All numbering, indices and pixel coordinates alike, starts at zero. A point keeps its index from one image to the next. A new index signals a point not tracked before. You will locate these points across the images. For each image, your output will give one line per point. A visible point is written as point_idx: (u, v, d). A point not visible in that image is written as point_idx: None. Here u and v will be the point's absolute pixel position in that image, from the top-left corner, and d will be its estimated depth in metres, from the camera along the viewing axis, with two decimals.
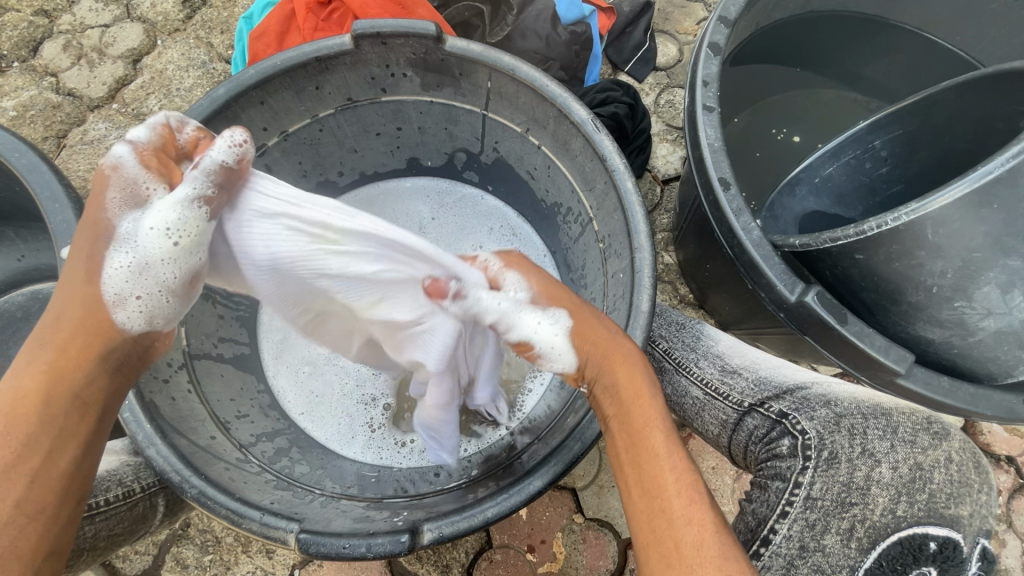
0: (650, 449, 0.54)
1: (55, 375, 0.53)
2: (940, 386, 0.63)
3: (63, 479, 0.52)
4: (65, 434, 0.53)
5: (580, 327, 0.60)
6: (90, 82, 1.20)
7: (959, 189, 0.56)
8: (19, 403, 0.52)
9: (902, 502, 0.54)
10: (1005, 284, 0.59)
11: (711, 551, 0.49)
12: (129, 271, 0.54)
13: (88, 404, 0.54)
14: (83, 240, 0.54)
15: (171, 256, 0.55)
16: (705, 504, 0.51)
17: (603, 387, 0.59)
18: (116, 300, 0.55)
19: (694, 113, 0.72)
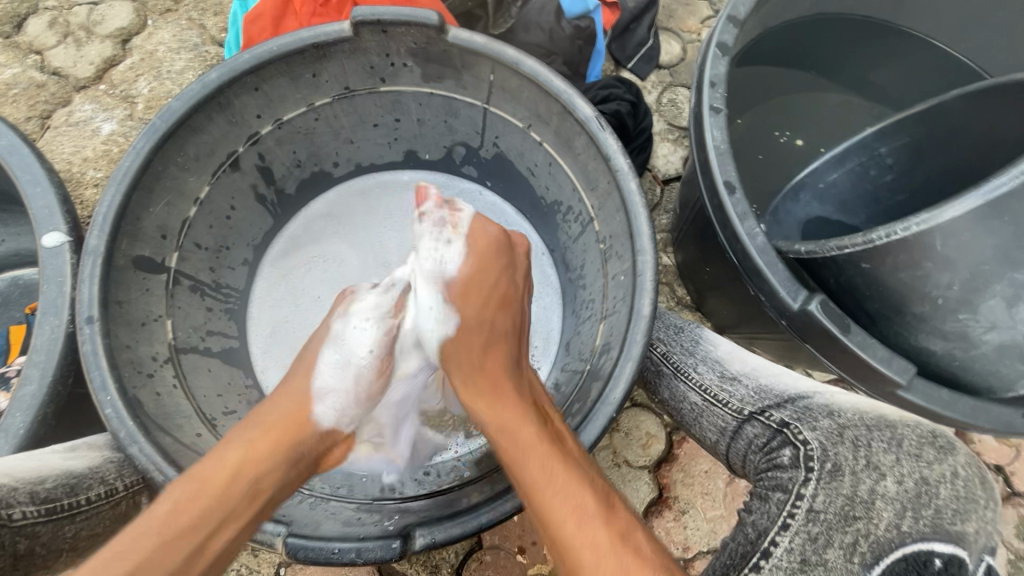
0: (521, 445, 0.58)
1: (251, 455, 0.57)
2: (940, 399, 0.62)
3: (214, 559, 0.53)
4: (228, 519, 0.54)
5: (456, 340, 0.67)
6: (77, 61, 1.16)
7: (972, 201, 0.55)
8: (212, 475, 0.55)
9: (907, 517, 0.53)
10: (1011, 297, 0.58)
11: (584, 528, 0.51)
12: (337, 369, 0.67)
13: (258, 495, 0.56)
14: (310, 345, 0.69)
15: (365, 356, 0.69)
16: (578, 485, 0.54)
17: (483, 394, 0.64)
18: (320, 394, 0.65)
19: (701, 114, 0.71)
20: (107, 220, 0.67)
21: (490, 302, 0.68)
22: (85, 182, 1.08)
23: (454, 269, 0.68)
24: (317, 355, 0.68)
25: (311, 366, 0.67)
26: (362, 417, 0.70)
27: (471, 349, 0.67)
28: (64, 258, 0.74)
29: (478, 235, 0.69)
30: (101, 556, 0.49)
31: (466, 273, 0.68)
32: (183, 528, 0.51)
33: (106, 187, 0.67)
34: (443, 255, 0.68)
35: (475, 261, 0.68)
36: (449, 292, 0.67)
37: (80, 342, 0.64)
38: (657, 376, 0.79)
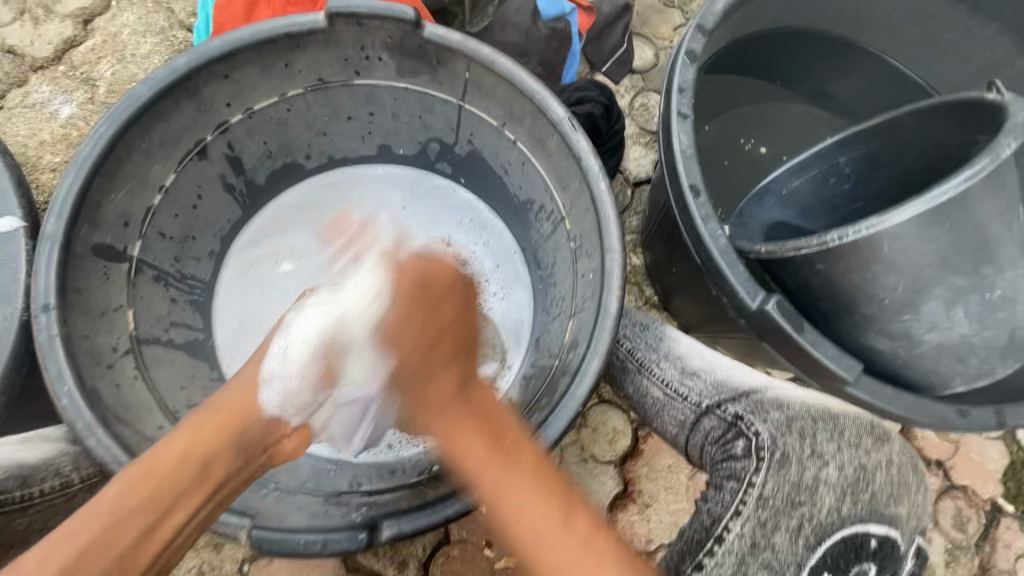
0: (480, 463, 0.55)
1: (199, 443, 0.56)
2: (884, 395, 0.66)
3: (160, 550, 0.50)
4: (178, 503, 0.52)
5: (405, 367, 0.64)
6: (34, 41, 1.11)
7: (917, 206, 0.60)
8: (152, 466, 0.52)
9: (846, 502, 0.58)
10: (951, 299, 0.63)
11: (572, 567, 0.48)
12: (279, 368, 0.65)
13: (209, 478, 0.54)
14: (252, 357, 0.67)
15: (300, 356, 0.66)
16: (550, 519, 0.51)
17: (433, 416, 0.61)
18: (267, 379, 0.63)
19: (669, 119, 0.73)
20: (65, 205, 0.65)
21: (424, 342, 0.64)
22: (41, 167, 1.04)
23: (376, 317, 0.66)
24: (271, 346, 0.67)
25: (262, 355, 0.66)
26: (315, 405, 0.68)
27: (416, 368, 0.64)
28: (19, 244, 0.71)
29: (395, 275, 0.68)
30: (39, 551, 0.46)
31: (390, 314, 0.66)
32: (124, 517, 0.49)
33: (67, 170, 0.65)
34: (359, 307, 0.67)
35: (404, 299, 0.66)
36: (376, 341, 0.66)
37: (35, 331, 0.61)
38: (621, 372, 0.81)
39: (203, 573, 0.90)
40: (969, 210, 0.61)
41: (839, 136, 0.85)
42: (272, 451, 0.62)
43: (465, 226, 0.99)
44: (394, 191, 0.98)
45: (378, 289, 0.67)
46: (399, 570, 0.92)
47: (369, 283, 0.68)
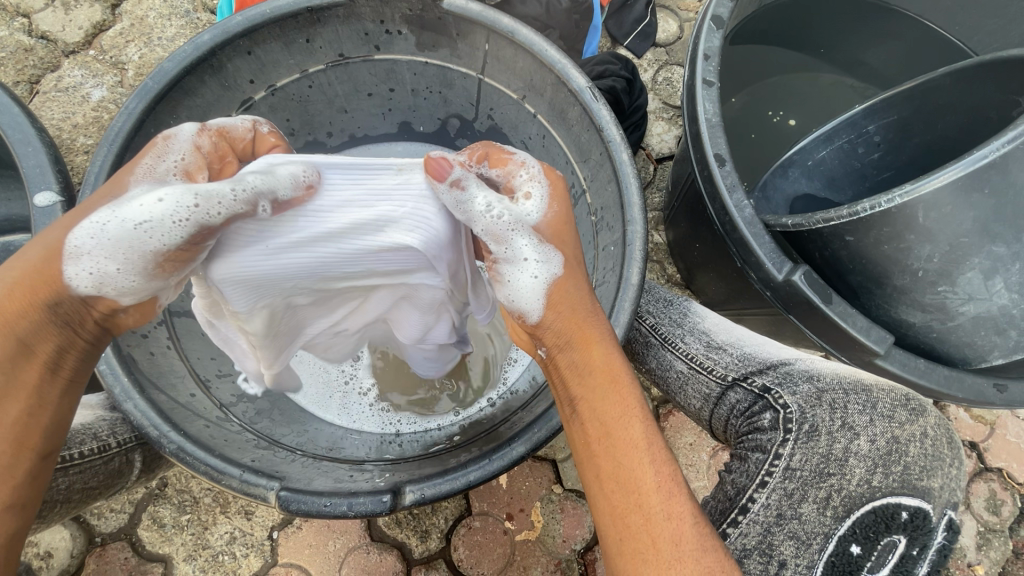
0: (625, 429, 0.51)
1: (0, 318, 0.47)
2: (917, 367, 0.65)
3: (14, 429, 0.48)
4: (11, 383, 0.48)
5: (560, 288, 0.55)
6: (65, 26, 1.14)
7: (954, 172, 0.57)
8: None
9: (878, 473, 0.56)
10: (988, 270, 0.60)
11: (690, 545, 0.48)
12: (99, 230, 0.47)
13: (35, 357, 0.49)
14: (98, 194, 0.50)
15: (152, 231, 0.47)
16: (684, 495, 0.50)
17: (571, 370, 0.54)
18: (74, 253, 0.47)
19: (694, 87, 0.71)
20: (99, 178, 0.65)
21: (581, 291, 0.56)
22: (75, 149, 1.07)
23: (538, 215, 0.57)
24: (92, 208, 0.49)
25: (78, 217, 0.48)
26: (149, 291, 0.50)
27: (572, 318, 0.55)
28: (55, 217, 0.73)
29: (552, 175, 0.58)
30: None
31: (553, 217, 0.58)
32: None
33: (98, 146, 0.66)
34: (522, 204, 0.57)
35: (562, 212, 0.58)
36: (541, 240, 0.55)
37: None
38: (644, 347, 0.80)
39: (236, 538, 0.94)
40: (1013, 175, 0.57)
41: (868, 104, 0.84)
42: (106, 323, 0.52)
43: None
44: None
45: (544, 189, 0.57)
46: (422, 540, 0.95)
47: (539, 187, 0.57)
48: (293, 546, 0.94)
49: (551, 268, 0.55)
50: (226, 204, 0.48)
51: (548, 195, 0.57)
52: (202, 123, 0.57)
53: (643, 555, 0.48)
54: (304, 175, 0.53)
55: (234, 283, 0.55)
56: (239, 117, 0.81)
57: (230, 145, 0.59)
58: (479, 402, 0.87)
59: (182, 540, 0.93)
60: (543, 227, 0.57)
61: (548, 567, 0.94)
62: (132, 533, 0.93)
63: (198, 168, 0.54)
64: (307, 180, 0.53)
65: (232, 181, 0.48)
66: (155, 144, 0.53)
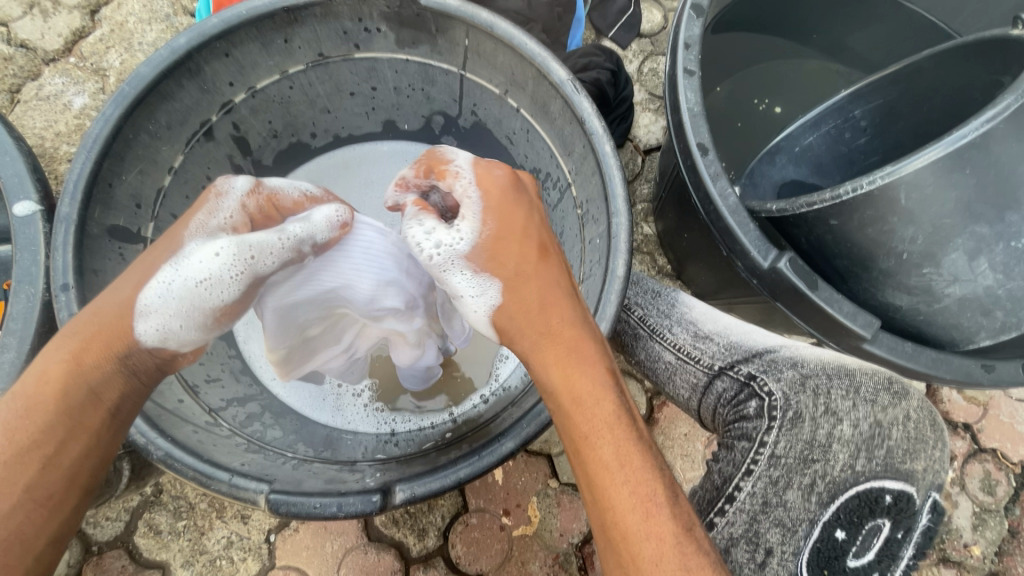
0: (592, 444, 0.49)
1: (78, 365, 0.49)
2: (906, 352, 0.64)
3: (71, 471, 0.49)
4: (79, 427, 0.49)
5: (509, 306, 0.56)
6: (44, 34, 1.13)
7: (932, 154, 0.56)
8: (41, 385, 0.49)
9: (861, 458, 0.57)
10: (972, 250, 0.60)
11: (672, 565, 0.45)
12: (168, 289, 0.53)
13: (102, 403, 0.50)
14: (153, 250, 0.55)
15: (209, 288, 0.54)
16: (664, 514, 0.47)
17: (540, 383, 0.54)
18: (143, 310, 0.52)
19: (675, 76, 0.71)
20: (78, 187, 0.65)
21: (529, 304, 0.55)
22: (58, 157, 1.06)
23: (470, 241, 0.57)
24: (153, 268, 0.53)
25: (144, 276, 0.53)
26: (202, 340, 0.56)
27: (534, 330, 0.55)
28: (37, 227, 0.74)
29: (484, 184, 0.59)
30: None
31: (490, 233, 0.57)
32: (20, 451, 0.47)
33: (76, 154, 0.66)
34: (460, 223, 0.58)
35: (497, 223, 0.57)
36: (476, 267, 0.57)
37: (56, 310, 0.62)
38: (632, 338, 0.80)
39: (233, 543, 0.94)
40: (994, 154, 0.57)
41: (853, 88, 0.83)
42: (166, 367, 0.55)
43: None
44: (400, 167, 0.99)
45: (477, 203, 0.58)
46: (420, 538, 0.95)
47: (469, 198, 0.59)
48: (291, 548, 0.94)
49: (489, 298, 0.57)
50: (274, 254, 0.57)
51: (483, 211, 0.58)
52: (256, 184, 0.61)
53: (624, 571, 0.46)
54: (338, 215, 0.63)
55: (274, 314, 0.65)
56: (219, 120, 0.80)
57: (275, 204, 0.62)
58: (472, 398, 0.87)
59: (179, 546, 0.93)
60: (478, 244, 0.57)
61: (546, 561, 0.95)
62: (129, 540, 0.93)
63: (244, 228, 0.59)
64: (341, 219, 0.63)
65: (276, 232, 0.57)
66: (209, 198, 0.57)
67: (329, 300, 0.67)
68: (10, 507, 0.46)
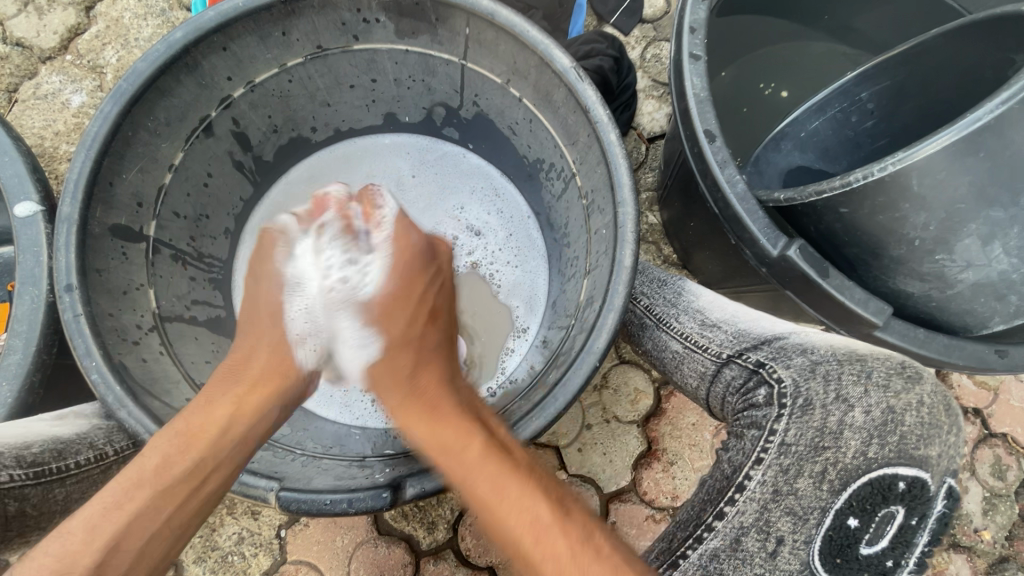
0: (439, 420, 0.59)
1: (241, 381, 0.62)
2: (916, 338, 0.64)
3: (197, 482, 0.54)
4: (212, 442, 0.56)
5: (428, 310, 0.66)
6: (40, 31, 1.12)
7: (946, 138, 0.54)
8: (196, 403, 0.58)
9: (874, 445, 0.56)
10: (986, 235, 0.59)
11: (565, 539, 0.48)
12: (297, 304, 0.68)
13: (232, 418, 0.58)
14: (263, 288, 0.68)
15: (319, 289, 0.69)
16: (534, 495, 0.51)
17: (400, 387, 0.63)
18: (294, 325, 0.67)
19: (681, 62, 0.70)
20: (78, 187, 0.65)
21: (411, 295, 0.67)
22: (58, 157, 1.06)
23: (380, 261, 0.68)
24: (274, 294, 0.68)
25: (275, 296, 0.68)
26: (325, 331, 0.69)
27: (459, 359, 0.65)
28: (39, 227, 0.74)
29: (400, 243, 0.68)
30: (82, 516, 0.51)
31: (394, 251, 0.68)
32: (178, 473, 0.53)
33: (76, 152, 0.65)
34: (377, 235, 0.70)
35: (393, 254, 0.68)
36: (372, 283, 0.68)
37: (61, 310, 0.62)
38: (640, 328, 0.79)
39: (244, 539, 0.95)
40: (1010, 137, 0.55)
41: (860, 70, 0.83)
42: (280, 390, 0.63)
43: (477, 193, 0.99)
44: (403, 160, 0.99)
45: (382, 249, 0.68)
46: (429, 531, 0.95)
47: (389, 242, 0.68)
48: (301, 543, 0.95)
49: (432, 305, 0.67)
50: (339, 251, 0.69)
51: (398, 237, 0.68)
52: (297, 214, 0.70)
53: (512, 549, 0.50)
54: (338, 189, 0.72)
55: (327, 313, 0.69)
56: (219, 116, 0.79)
57: (316, 213, 0.70)
58: (480, 390, 0.87)
59: (191, 542, 0.94)
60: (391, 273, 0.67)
61: None
62: None
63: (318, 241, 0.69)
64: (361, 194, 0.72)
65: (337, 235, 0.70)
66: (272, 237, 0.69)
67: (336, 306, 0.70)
68: (143, 507, 0.52)
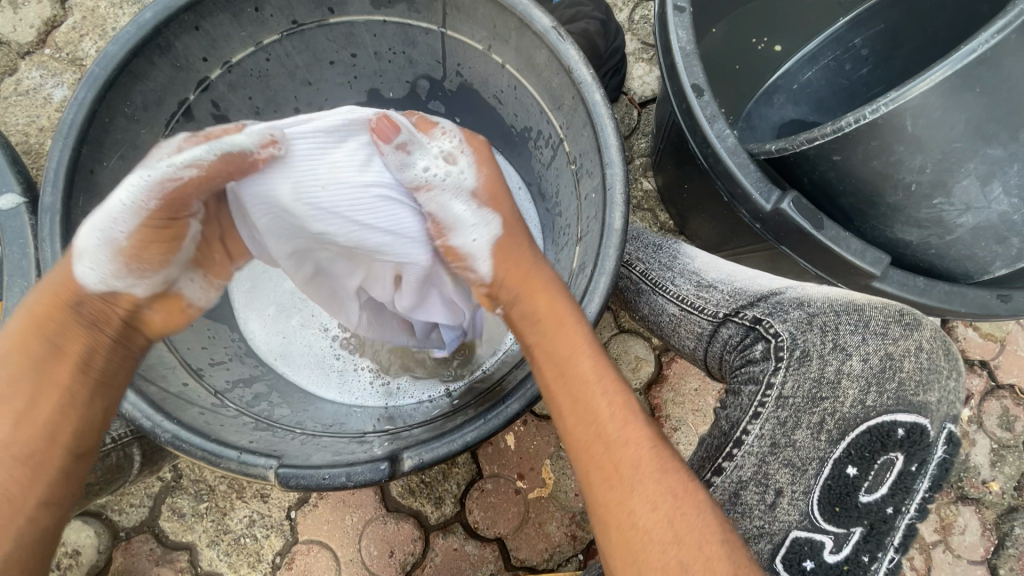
0: (582, 386, 0.53)
1: (37, 321, 0.55)
2: (916, 287, 0.63)
3: (46, 427, 0.54)
4: (48, 380, 0.55)
5: (505, 240, 0.61)
6: (16, 26, 1.10)
7: (940, 72, 0.52)
8: (20, 343, 0.55)
9: (871, 393, 0.56)
10: (985, 175, 0.57)
11: (651, 468, 0.49)
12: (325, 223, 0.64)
13: (64, 354, 0.55)
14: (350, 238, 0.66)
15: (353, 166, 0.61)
16: (639, 420, 0.52)
17: (528, 320, 0.58)
18: (79, 252, 0.55)
19: (665, 15, 0.67)
20: (58, 175, 0.64)
21: (523, 244, 0.61)
22: (44, 153, 1.05)
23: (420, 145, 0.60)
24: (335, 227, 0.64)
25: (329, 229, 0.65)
26: (143, 279, 0.58)
27: (517, 271, 0.60)
28: (22, 220, 0.75)
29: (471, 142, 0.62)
30: None
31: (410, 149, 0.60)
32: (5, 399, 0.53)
33: (53, 141, 0.64)
34: (456, 166, 0.61)
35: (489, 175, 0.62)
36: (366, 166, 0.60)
37: None
38: (636, 294, 0.78)
39: (255, 521, 0.96)
40: (1008, 68, 0.53)
41: (851, 17, 0.88)
42: (134, 322, 0.60)
43: None
44: None
45: (468, 157, 0.62)
46: (437, 506, 0.96)
47: (463, 153, 0.61)
48: (311, 523, 0.96)
49: (459, 173, 0.61)
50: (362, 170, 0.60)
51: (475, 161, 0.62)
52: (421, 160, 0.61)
53: (609, 481, 0.50)
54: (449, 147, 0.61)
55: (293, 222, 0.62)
56: (198, 99, 0.78)
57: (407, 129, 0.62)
58: (481, 364, 0.85)
59: (203, 527, 0.95)
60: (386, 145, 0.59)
61: (563, 521, 0.96)
62: (154, 525, 0.95)
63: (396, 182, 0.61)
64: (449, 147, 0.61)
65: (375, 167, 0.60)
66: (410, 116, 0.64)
67: (289, 229, 0.62)
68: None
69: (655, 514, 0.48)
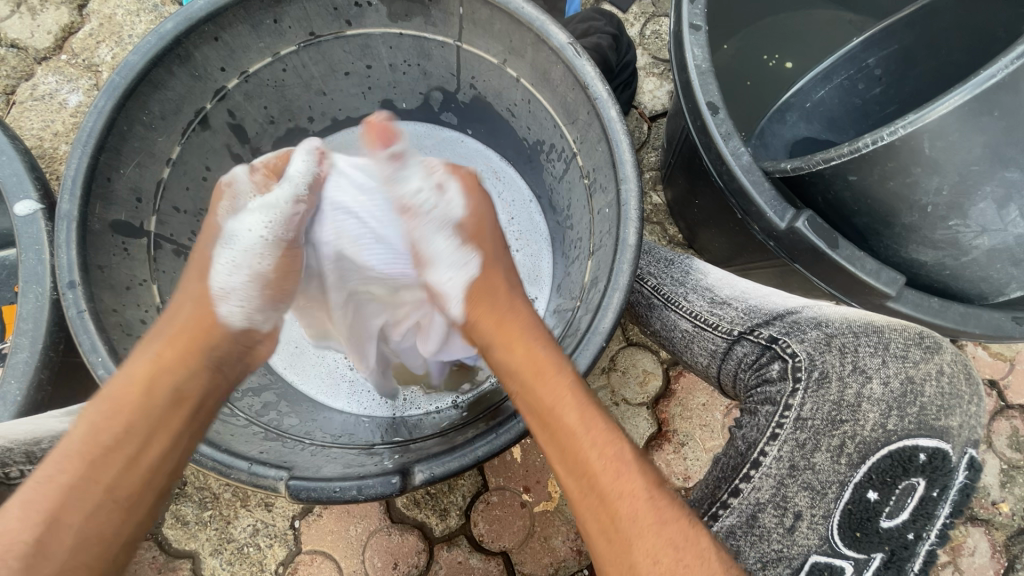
0: (569, 439, 0.51)
1: (162, 364, 0.56)
2: (931, 307, 0.62)
3: (155, 461, 0.53)
4: (161, 424, 0.54)
5: (480, 281, 0.62)
6: (34, 32, 1.11)
7: (958, 97, 0.52)
8: (127, 387, 0.54)
9: (893, 417, 0.56)
10: (1002, 198, 0.57)
11: (647, 517, 0.47)
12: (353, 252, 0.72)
13: (185, 398, 0.56)
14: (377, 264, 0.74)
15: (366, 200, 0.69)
16: (633, 469, 0.49)
17: (510, 372, 0.57)
18: (221, 293, 0.63)
19: (681, 33, 0.68)
20: (76, 183, 0.64)
21: (498, 284, 0.62)
22: (58, 157, 1.06)
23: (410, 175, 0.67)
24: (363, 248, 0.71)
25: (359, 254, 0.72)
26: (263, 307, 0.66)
27: (495, 319, 0.59)
28: (38, 226, 0.75)
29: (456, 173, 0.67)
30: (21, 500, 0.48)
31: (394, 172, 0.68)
32: (112, 438, 0.52)
33: (72, 150, 0.65)
34: (443, 196, 0.65)
35: (471, 212, 0.65)
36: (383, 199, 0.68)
37: (64, 307, 0.61)
38: (647, 309, 0.78)
39: (259, 530, 0.95)
40: None
41: (867, 35, 0.86)
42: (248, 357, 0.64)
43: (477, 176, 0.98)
44: None
45: (453, 191, 0.65)
46: (442, 518, 0.95)
47: (449, 184, 0.66)
48: (315, 533, 0.95)
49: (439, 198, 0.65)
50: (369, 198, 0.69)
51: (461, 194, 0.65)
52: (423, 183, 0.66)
53: (607, 533, 0.48)
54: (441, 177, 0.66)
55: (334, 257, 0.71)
56: (215, 107, 0.79)
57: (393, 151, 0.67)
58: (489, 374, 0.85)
59: (206, 535, 0.95)
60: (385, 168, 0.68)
61: (568, 535, 0.95)
62: (157, 532, 0.95)
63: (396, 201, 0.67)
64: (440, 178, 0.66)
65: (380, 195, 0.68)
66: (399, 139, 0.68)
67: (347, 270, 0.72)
68: (92, 499, 0.49)
69: (658, 567, 0.45)
